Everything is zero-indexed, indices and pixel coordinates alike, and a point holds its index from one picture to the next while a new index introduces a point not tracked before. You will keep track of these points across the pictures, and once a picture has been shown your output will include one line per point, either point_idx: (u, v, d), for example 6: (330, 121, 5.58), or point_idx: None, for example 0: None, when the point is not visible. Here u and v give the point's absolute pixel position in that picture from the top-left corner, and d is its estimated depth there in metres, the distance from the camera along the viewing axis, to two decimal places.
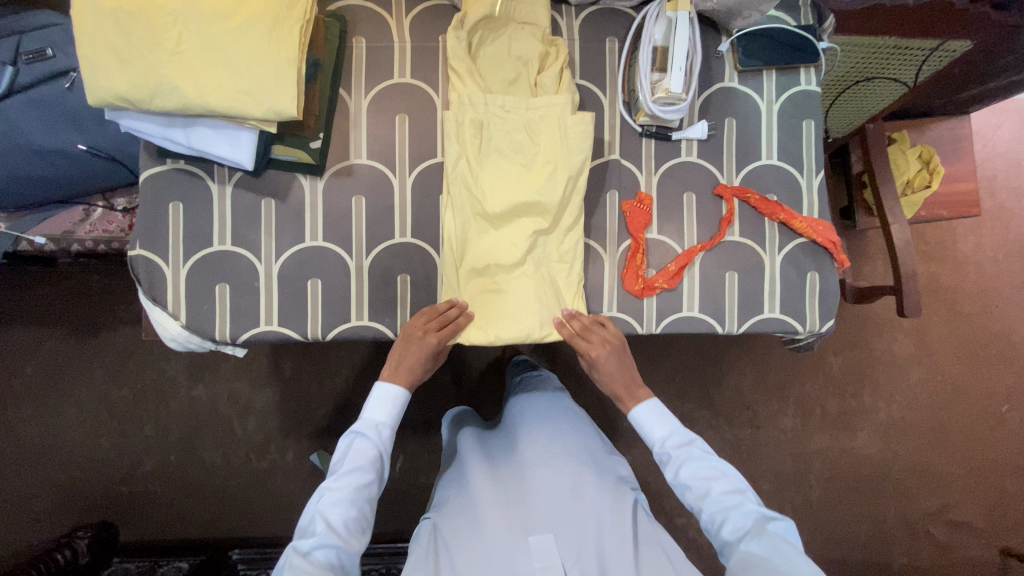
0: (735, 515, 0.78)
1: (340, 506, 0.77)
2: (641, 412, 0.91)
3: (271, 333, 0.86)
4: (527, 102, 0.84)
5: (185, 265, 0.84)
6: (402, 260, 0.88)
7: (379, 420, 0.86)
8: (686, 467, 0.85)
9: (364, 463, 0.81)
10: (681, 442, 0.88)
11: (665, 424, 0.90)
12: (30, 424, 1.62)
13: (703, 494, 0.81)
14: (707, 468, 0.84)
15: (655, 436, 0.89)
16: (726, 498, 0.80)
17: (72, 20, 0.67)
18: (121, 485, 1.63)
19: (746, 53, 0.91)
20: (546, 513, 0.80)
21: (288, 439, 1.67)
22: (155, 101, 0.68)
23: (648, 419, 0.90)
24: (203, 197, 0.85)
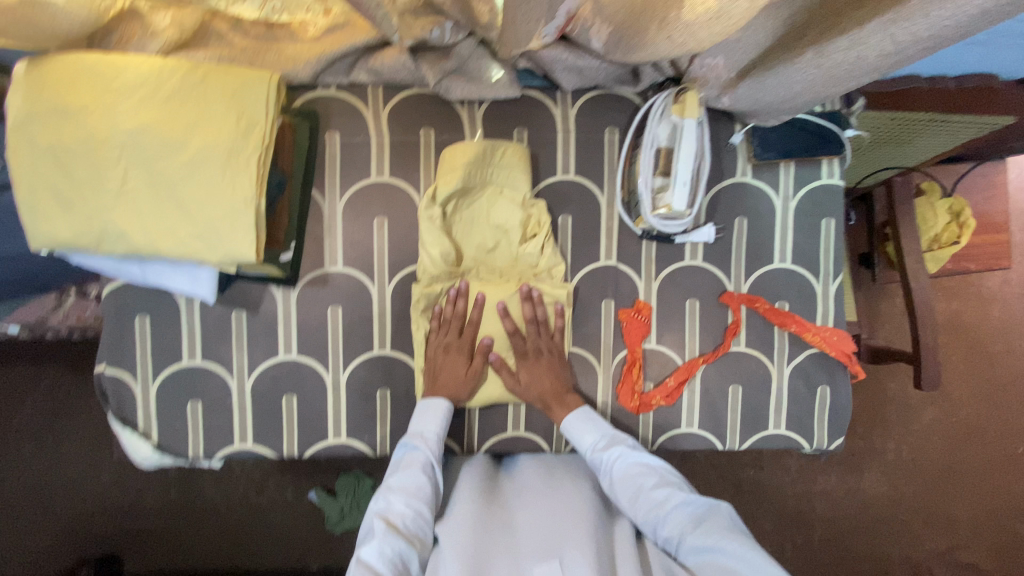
0: (675, 512, 0.70)
1: (397, 505, 0.69)
2: (574, 419, 0.79)
3: (247, 451, 0.82)
4: (502, 275, 0.82)
5: (155, 381, 0.80)
6: (382, 373, 0.83)
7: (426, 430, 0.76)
8: (620, 475, 0.75)
9: (417, 467, 0.73)
10: (611, 443, 0.78)
11: (595, 425, 0.79)
12: (31, 460, 1.63)
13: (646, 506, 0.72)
14: (646, 470, 0.75)
15: (585, 443, 0.78)
16: (652, 488, 0.73)
17: (10, 159, 0.62)
18: (123, 520, 1.65)
19: (762, 144, 0.81)
20: (550, 539, 0.68)
21: (286, 477, 1.67)
22: (103, 247, 0.62)
23: (579, 422, 0.79)
24: (169, 310, 0.80)
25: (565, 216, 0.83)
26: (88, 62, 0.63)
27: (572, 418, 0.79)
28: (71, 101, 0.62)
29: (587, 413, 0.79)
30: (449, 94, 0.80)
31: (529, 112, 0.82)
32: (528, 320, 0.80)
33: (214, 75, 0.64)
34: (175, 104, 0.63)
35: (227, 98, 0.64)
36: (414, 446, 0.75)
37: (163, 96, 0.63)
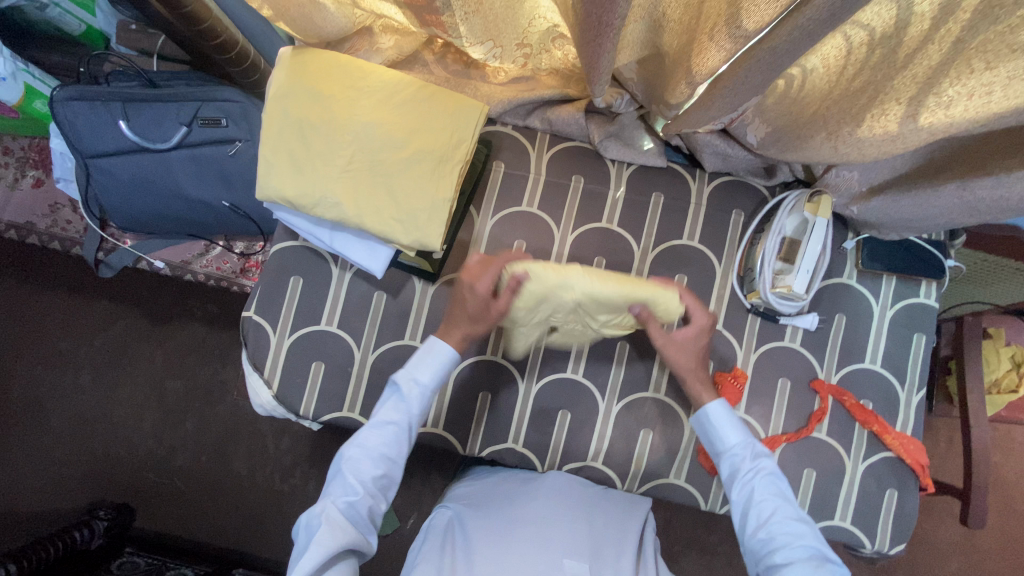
0: (789, 538, 0.72)
1: (372, 450, 0.77)
2: (718, 413, 0.80)
3: (349, 419, 0.89)
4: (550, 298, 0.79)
5: (290, 336, 0.89)
6: (487, 378, 0.90)
7: (416, 380, 0.80)
8: (747, 491, 0.77)
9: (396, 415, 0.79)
10: (757, 455, 0.79)
11: (744, 433, 0.80)
12: (87, 392, 1.70)
13: (767, 519, 0.74)
14: (779, 493, 0.76)
15: (731, 440, 0.80)
16: (781, 516, 0.74)
17: (263, 120, 0.74)
18: (149, 474, 1.68)
19: (870, 255, 0.90)
20: (577, 544, 0.75)
21: (312, 470, 1.67)
22: (315, 210, 0.73)
23: (734, 427, 0.80)
24: (323, 276, 0.90)
25: (682, 276, 0.91)
26: (344, 62, 0.76)
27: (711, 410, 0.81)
28: (324, 87, 0.74)
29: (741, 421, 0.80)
30: (606, 152, 0.92)
31: (670, 181, 0.93)
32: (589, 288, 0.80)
33: (441, 94, 0.76)
34: (403, 110, 0.75)
35: (447, 115, 0.76)
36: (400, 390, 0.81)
37: (396, 102, 0.76)
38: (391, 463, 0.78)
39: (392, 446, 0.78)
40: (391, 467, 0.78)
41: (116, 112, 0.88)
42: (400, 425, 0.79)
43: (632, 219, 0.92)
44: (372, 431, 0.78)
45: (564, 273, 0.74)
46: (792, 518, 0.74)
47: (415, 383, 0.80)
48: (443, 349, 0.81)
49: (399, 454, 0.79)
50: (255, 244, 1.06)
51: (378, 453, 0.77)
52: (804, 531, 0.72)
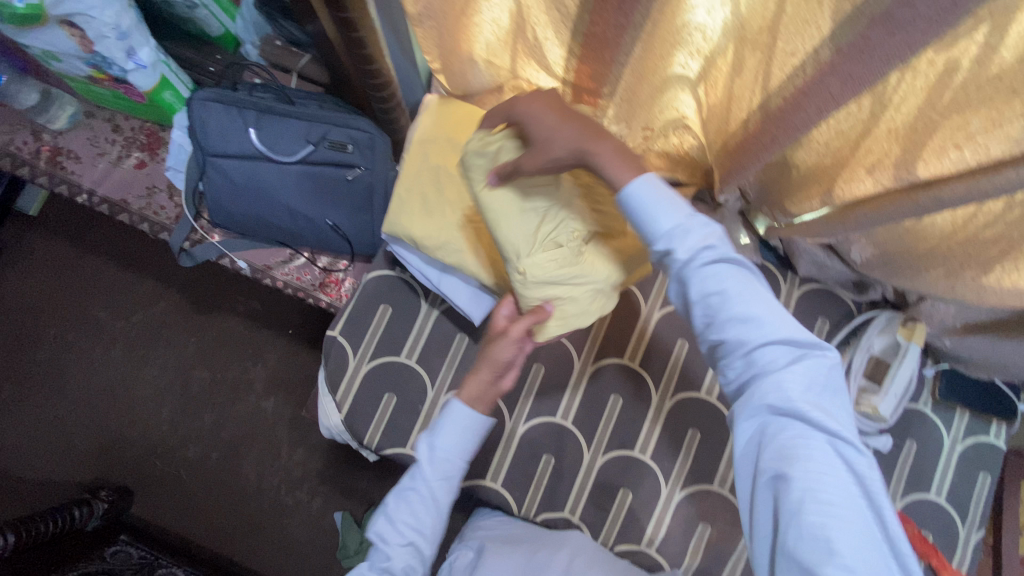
0: (766, 372, 0.58)
1: (405, 524, 0.75)
2: (642, 188, 0.58)
3: (410, 458, 0.88)
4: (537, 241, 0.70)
5: (368, 362, 0.90)
6: (553, 440, 0.90)
7: (439, 444, 0.76)
8: (698, 272, 0.58)
9: (431, 489, 0.76)
10: (694, 237, 0.59)
11: (677, 213, 0.59)
12: (113, 366, 1.69)
13: (738, 313, 0.58)
14: (736, 276, 0.59)
15: (663, 222, 0.59)
16: (751, 327, 0.58)
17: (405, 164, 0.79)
18: (156, 461, 1.65)
19: (947, 388, 0.91)
20: None
21: (320, 487, 1.63)
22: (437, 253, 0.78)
23: (656, 191, 0.59)
24: (411, 310, 0.91)
25: None
26: (489, 117, 0.76)
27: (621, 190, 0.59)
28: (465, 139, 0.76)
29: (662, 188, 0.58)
30: None
31: None
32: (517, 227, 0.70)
33: None
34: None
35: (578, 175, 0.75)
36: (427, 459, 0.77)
37: None
38: (423, 532, 0.76)
39: (418, 517, 0.76)
40: (421, 535, 0.76)
41: (250, 120, 0.93)
42: (432, 494, 0.76)
43: None
44: (399, 500, 0.76)
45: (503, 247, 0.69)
46: (754, 317, 0.58)
47: (439, 446, 0.76)
48: (478, 417, 0.77)
49: (428, 525, 0.77)
50: (339, 262, 1.08)
51: (409, 525, 0.76)
52: (769, 329, 0.58)
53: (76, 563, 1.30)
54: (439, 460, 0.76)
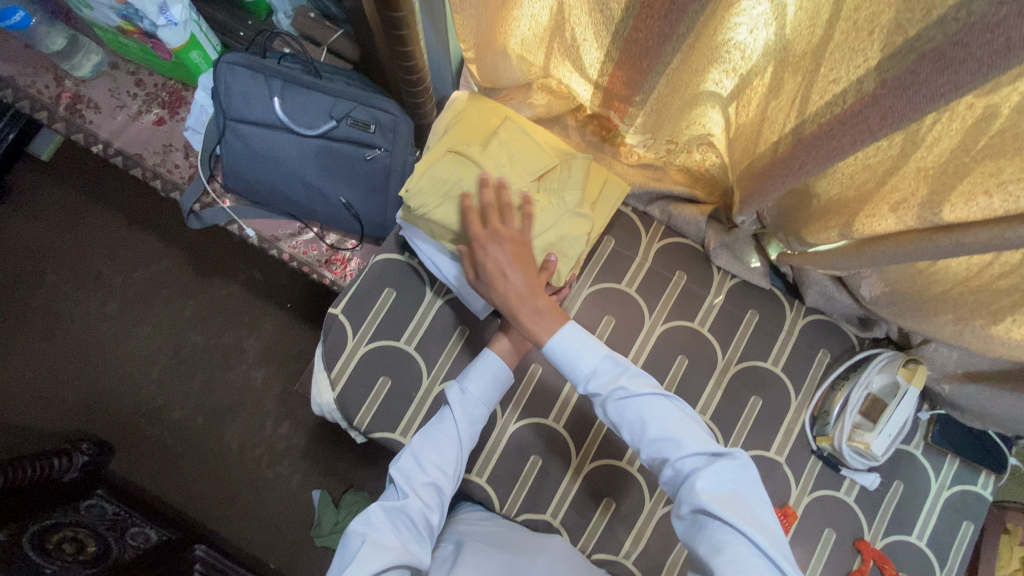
0: (687, 478, 0.66)
1: (424, 469, 0.78)
2: (558, 347, 0.75)
3: (398, 444, 0.88)
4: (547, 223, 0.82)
5: (367, 344, 0.89)
6: (542, 442, 0.90)
7: (468, 386, 0.82)
8: (617, 404, 0.73)
9: (451, 433, 0.81)
10: (607, 373, 0.74)
11: (593, 355, 0.75)
12: (108, 320, 1.68)
13: (650, 431, 0.70)
14: (640, 399, 0.72)
15: (581, 369, 0.75)
16: (663, 441, 0.69)
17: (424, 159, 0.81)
18: (141, 421, 1.64)
19: (941, 432, 0.92)
20: None
21: (302, 463, 1.63)
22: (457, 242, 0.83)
23: (576, 347, 0.75)
24: (415, 297, 0.91)
25: (757, 399, 0.92)
26: (499, 113, 0.87)
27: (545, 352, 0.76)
28: (481, 133, 0.84)
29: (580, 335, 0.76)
30: (715, 259, 0.94)
31: (768, 303, 0.94)
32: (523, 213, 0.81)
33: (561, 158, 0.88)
34: (538, 157, 0.84)
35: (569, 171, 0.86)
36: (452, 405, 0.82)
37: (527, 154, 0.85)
38: (441, 481, 0.78)
39: (443, 455, 0.79)
40: (439, 483, 0.78)
41: (275, 88, 0.92)
42: (454, 438, 0.80)
43: (722, 329, 0.93)
44: (424, 440, 0.80)
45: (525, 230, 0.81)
46: (661, 431, 0.70)
47: (468, 388, 0.82)
48: (501, 364, 0.83)
49: (451, 464, 0.79)
50: (347, 241, 1.07)
51: (430, 470, 0.78)
52: (680, 440, 0.68)
53: (52, 509, 1.28)
54: (465, 408, 0.81)
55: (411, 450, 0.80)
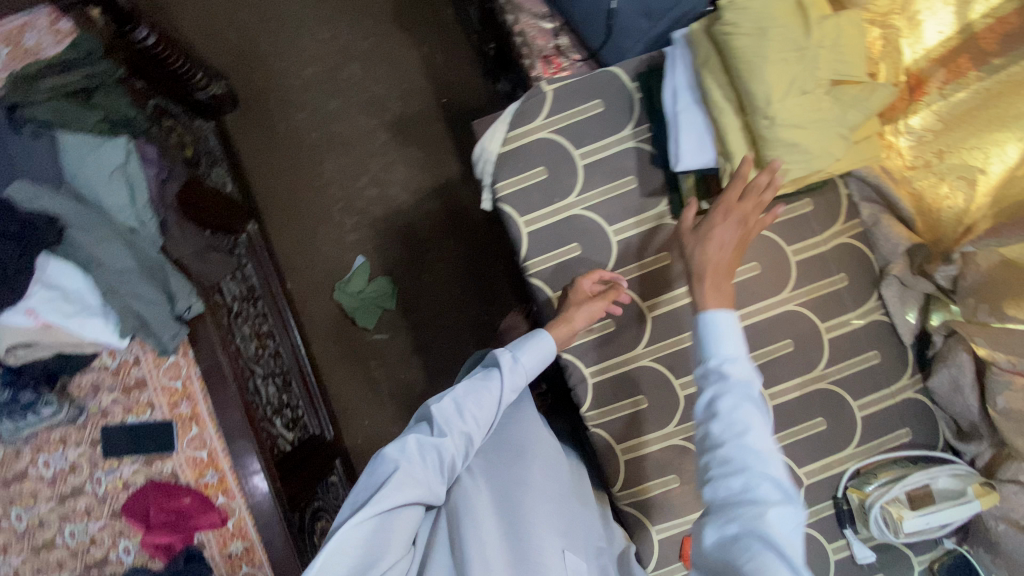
0: (748, 512, 0.58)
1: (460, 419, 0.79)
2: (720, 319, 0.68)
3: (515, 228, 0.89)
4: (830, 125, 0.70)
5: (549, 131, 0.89)
6: (627, 316, 0.88)
7: (521, 359, 0.83)
8: (732, 402, 0.64)
9: (493, 390, 0.82)
10: (740, 374, 0.66)
11: (738, 345, 0.68)
12: (302, 3, 1.73)
13: (745, 445, 0.62)
14: (760, 417, 0.63)
15: (716, 350, 0.68)
16: (752, 464, 0.61)
17: None
18: (270, 102, 1.71)
19: (951, 568, 0.85)
20: (577, 536, 0.81)
21: (366, 229, 1.73)
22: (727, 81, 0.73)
23: (730, 331, 0.68)
24: (615, 123, 0.89)
25: (822, 421, 0.90)
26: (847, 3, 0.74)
27: (702, 315, 0.70)
28: (823, 7, 0.72)
29: (736, 323, 0.68)
30: (883, 286, 0.91)
31: (893, 356, 0.91)
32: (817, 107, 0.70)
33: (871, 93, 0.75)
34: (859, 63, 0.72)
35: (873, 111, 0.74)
36: (500, 370, 0.83)
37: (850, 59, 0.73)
38: (474, 435, 0.79)
39: (484, 410, 0.80)
40: (473, 433, 0.79)
41: None
42: (494, 398, 0.81)
43: (838, 347, 0.91)
44: (469, 391, 0.81)
45: (805, 111, 0.69)
46: (757, 457, 0.61)
47: (522, 360, 0.83)
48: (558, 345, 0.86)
49: (488, 421, 0.81)
50: (574, 52, 1.07)
51: (468, 422, 0.79)
52: (772, 476, 0.60)
53: (172, 112, 1.33)
54: (513, 373, 0.83)
55: (447, 399, 0.79)
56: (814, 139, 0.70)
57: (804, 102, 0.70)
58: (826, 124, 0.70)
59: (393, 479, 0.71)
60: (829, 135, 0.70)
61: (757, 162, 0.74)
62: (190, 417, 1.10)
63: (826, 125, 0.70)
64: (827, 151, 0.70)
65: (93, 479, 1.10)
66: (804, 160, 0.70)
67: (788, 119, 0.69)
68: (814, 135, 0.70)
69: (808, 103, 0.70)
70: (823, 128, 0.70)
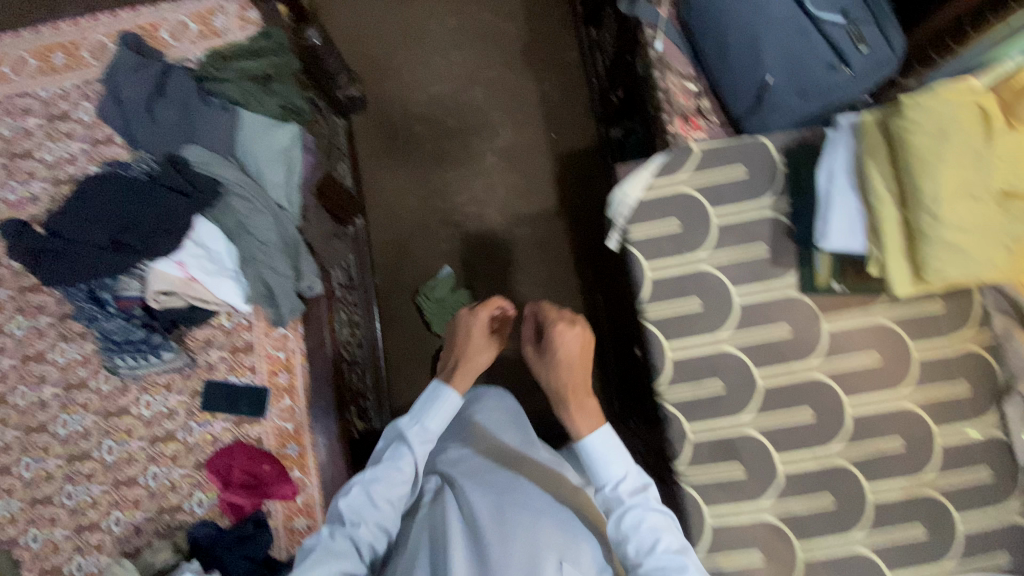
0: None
1: (388, 491, 0.87)
2: (596, 443, 0.87)
3: (640, 272, 0.91)
4: (994, 233, 0.72)
5: (691, 187, 0.92)
6: (738, 378, 0.89)
7: (427, 422, 0.92)
8: (636, 513, 0.82)
9: (400, 461, 0.89)
10: (631, 490, 0.85)
11: (622, 462, 0.87)
12: (440, 25, 1.85)
13: (657, 544, 0.79)
14: (655, 515, 0.82)
15: (608, 475, 0.87)
16: (668, 555, 0.79)
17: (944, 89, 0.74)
18: (395, 110, 1.83)
19: None
20: (548, 517, 0.90)
21: (457, 242, 1.80)
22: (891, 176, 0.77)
23: (608, 449, 0.87)
24: (756, 191, 0.92)
25: (918, 524, 0.86)
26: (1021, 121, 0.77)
27: (581, 444, 0.88)
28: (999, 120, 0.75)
29: (618, 446, 0.87)
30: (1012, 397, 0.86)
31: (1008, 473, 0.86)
32: (982, 215, 0.72)
33: None
34: None
35: None
36: (407, 438, 0.91)
37: None
38: (400, 497, 0.88)
39: (393, 486, 0.87)
40: (398, 500, 0.88)
41: None
42: (401, 465, 0.89)
43: (950, 454, 0.88)
44: (374, 475, 0.88)
45: (970, 217, 0.72)
46: (668, 540, 0.80)
47: (428, 424, 0.93)
48: (459, 397, 0.95)
49: (398, 497, 0.88)
50: (714, 115, 1.11)
51: (396, 487, 0.88)
52: (680, 555, 0.79)
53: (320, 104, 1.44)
54: (418, 444, 0.91)
55: (379, 470, 0.88)
56: (974, 244, 0.72)
57: (971, 207, 0.72)
58: (989, 232, 0.72)
59: (310, 559, 0.79)
60: (991, 243, 0.72)
61: (910, 257, 0.76)
62: (284, 391, 1.17)
63: (988, 234, 0.72)
64: (986, 257, 0.72)
65: (186, 428, 1.16)
66: (963, 263, 0.72)
67: (953, 222, 0.72)
68: (976, 241, 0.72)
69: (974, 209, 0.72)
70: (985, 235, 0.72)
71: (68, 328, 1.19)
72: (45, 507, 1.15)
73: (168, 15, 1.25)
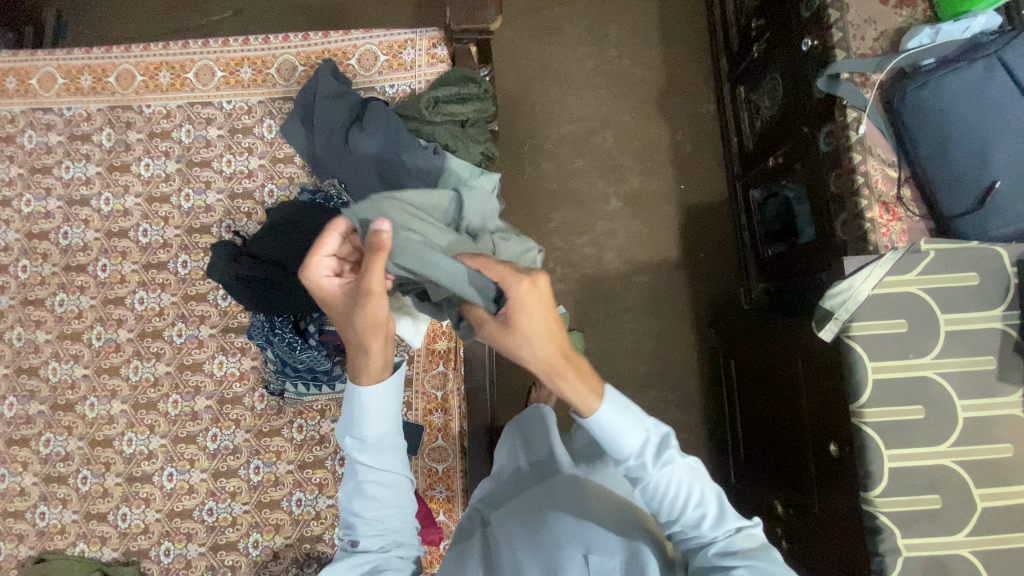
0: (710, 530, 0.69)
1: (371, 505, 0.74)
2: (605, 415, 0.68)
3: (859, 370, 0.89)
4: None
5: (918, 288, 0.90)
6: (953, 493, 0.86)
7: (366, 420, 0.73)
8: (666, 468, 0.69)
9: (368, 465, 0.74)
10: (657, 448, 0.69)
11: (637, 429, 0.69)
12: (579, 68, 1.88)
13: (693, 494, 0.70)
14: (676, 463, 0.70)
15: (627, 447, 0.68)
16: (695, 506, 0.70)
17: None
18: (526, 146, 1.84)
19: None
20: (568, 524, 0.81)
21: (572, 283, 1.78)
22: None
23: (623, 421, 0.68)
24: (985, 302, 0.89)
25: None
26: None
27: (587, 418, 0.68)
28: None
29: (631, 415, 0.68)
30: None
31: None
32: None
33: None
34: None
35: None
36: (364, 441, 0.74)
37: None
38: (385, 498, 0.74)
39: (381, 497, 0.74)
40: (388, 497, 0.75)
41: None
42: (375, 468, 0.74)
43: None
44: (356, 494, 0.74)
45: None
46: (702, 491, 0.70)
47: (368, 417, 0.74)
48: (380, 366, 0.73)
49: (389, 495, 0.75)
50: (915, 207, 1.08)
51: (376, 496, 0.74)
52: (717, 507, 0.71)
53: None
54: (370, 441, 0.74)
55: (351, 483, 0.75)
56: None
57: None
58: None
59: None
60: None
61: None
62: (437, 431, 1.16)
63: None
64: None
65: (335, 457, 1.15)
66: None
67: None
68: None
69: None
70: None
71: (229, 341, 1.20)
72: (184, 521, 1.14)
73: (360, 42, 1.27)
